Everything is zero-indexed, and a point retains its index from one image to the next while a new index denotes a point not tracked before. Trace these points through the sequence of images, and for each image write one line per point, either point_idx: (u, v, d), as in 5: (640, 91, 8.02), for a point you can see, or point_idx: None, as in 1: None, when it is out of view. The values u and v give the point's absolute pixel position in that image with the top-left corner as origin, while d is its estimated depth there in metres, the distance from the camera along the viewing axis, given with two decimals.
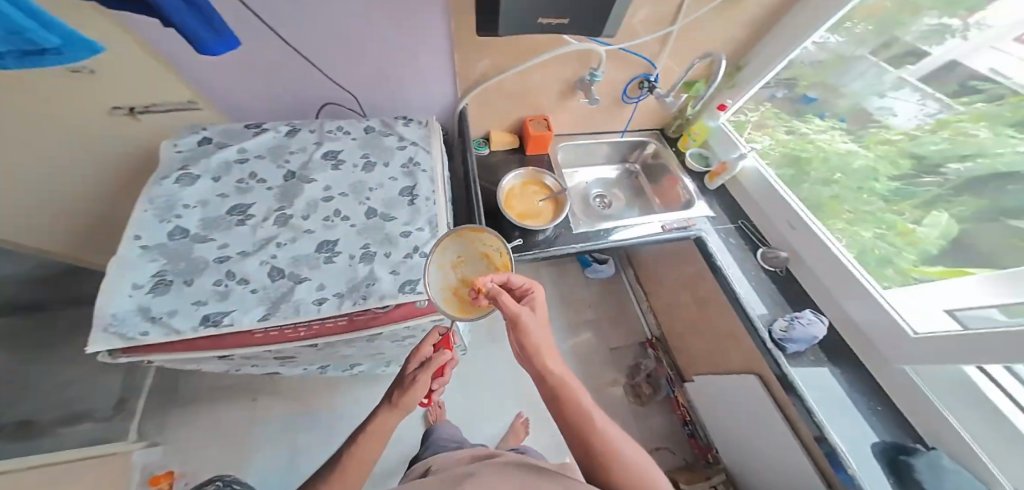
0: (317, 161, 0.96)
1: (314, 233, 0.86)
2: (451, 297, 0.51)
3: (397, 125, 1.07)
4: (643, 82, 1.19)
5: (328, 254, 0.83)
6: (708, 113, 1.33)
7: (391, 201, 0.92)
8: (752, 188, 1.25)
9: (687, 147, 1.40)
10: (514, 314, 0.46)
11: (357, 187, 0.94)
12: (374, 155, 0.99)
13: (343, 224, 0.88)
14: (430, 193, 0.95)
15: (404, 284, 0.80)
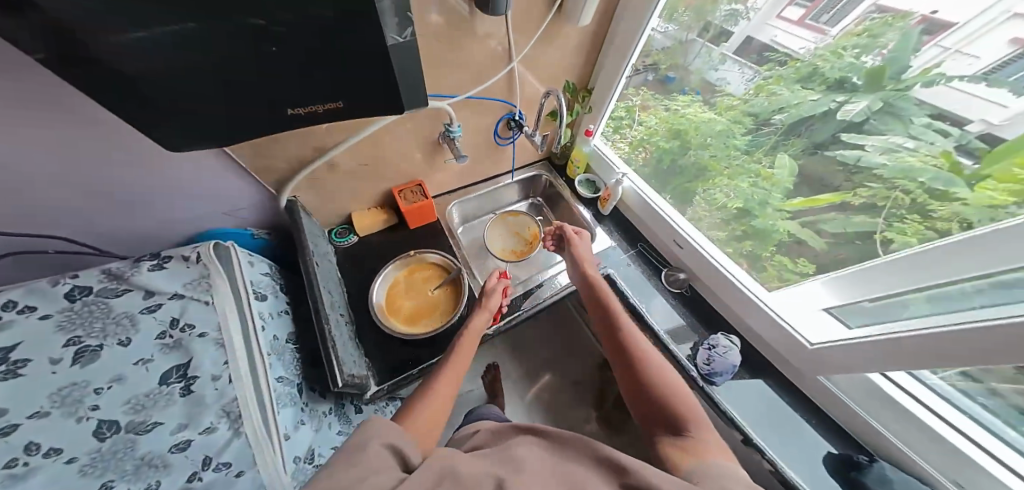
0: (137, 299, 0.57)
1: (193, 405, 0.54)
2: (512, 252, 1.21)
3: (230, 267, 0.68)
4: (511, 122, 1.06)
5: (183, 437, 0.52)
6: (579, 136, 1.27)
7: (221, 366, 0.58)
8: (640, 211, 1.22)
9: (575, 173, 1.33)
10: (577, 242, 1.06)
11: (173, 333, 0.57)
12: (163, 317, 0.57)
13: (170, 397, 0.53)
14: (225, 356, 0.59)
15: (287, 442, 0.64)
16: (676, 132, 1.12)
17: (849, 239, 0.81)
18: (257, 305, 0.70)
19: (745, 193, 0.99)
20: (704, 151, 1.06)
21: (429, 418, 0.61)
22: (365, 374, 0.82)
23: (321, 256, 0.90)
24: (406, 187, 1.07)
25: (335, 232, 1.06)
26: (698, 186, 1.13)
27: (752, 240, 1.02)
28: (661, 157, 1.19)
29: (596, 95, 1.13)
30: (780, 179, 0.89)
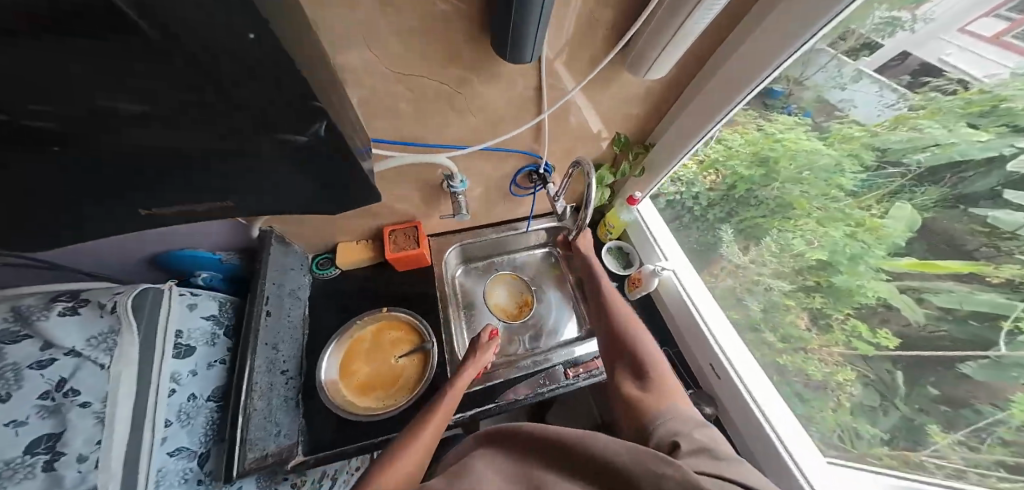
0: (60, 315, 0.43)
1: (165, 422, 0.44)
2: (510, 307, 0.90)
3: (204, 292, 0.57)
4: (533, 174, 0.78)
5: (177, 443, 0.44)
6: (618, 203, 0.92)
7: (196, 377, 0.50)
8: (672, 306, 0.86)
9: (605, 237, 0.99)
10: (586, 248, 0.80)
11: (127, 350, 0.44)
12: (134, 323, 0.46)
13: (165, 401, 0.45)
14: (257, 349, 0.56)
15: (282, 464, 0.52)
16: (762, 155, 0.69)
17: (954, 312, 0.48)
18: (180, 356, 0.49)
19: (825, 237, 0.61)
20: (774, 188, 0.69)
21: (412, 454, 0.50)
22: (292, 445, 0.56)
23: (275, 280, 0.63)
24: (399, 228, 0.78)
25: (317, 261, 0.77)
26: (772, 223, 0.70)
27: (825, 295, 0.63)
28: (731, 183, 0.77)
29: (657, 149, 0.75)
30: (862, 268, 0.56)
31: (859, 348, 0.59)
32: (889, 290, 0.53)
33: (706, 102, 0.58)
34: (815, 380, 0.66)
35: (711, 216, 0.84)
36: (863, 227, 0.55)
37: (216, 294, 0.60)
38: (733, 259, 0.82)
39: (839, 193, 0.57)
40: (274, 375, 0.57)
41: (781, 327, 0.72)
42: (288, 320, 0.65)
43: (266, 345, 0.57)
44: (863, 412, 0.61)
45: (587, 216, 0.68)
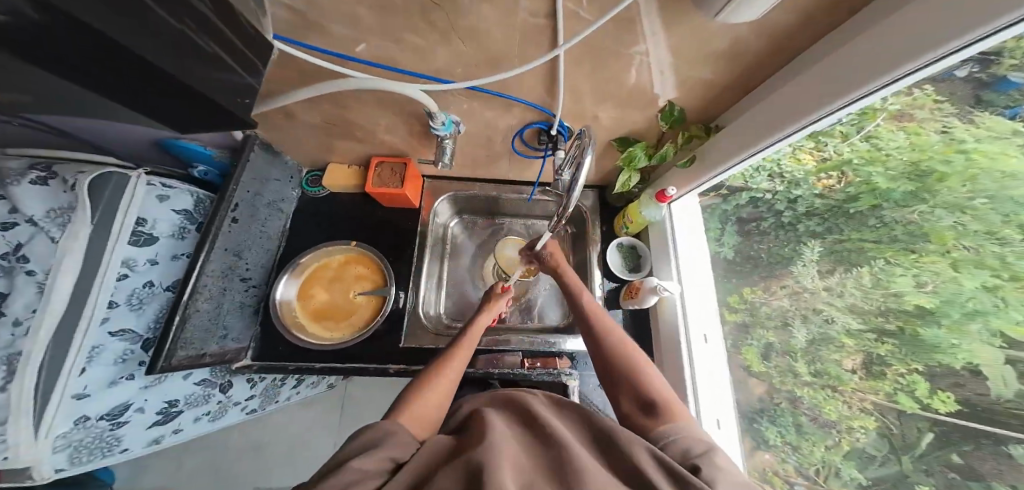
0: (44, 181, 0.52)
1: (113, 299, 0.54)
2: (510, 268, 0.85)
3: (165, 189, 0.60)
4: (541, 132, 0.65)
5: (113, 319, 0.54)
6: (646, 195, 0.73)
7: (160, 269, 0.59)
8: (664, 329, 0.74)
9: (620, 230, 0.84)
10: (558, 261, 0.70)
11: (96, 229, 0.53)
12: (104, 207, 0.54)
13: (114, 285, 0.53)
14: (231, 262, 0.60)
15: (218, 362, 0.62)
16: (922, 166, 0.42)
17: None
18: (139, 245, 0.56)
19: (946, 283, 0.40)
20: (918, 211, 0.43)
21: (428, 408, 0.51)
22: (237, 345, 0.65)
23: (251, 187, 0.61)
24: (387, 161, 0.72)
25: (308, 177, 0.79)
26: (885, 251, 0.47)
27: (897, 343, 0.44)
28: (854, 193, 0.49)
29: (723, 137, 0.54)
30: (973, 327, 0.38)
31: (899, 402, 0.43)
32: (991, 358, 0.36)
33: (822, 85, 0.38)
34: (826, 418, 0.52)
35: (801, 227, 0.58)
36: (1015, 281, 0.35)
37: (194, 189, 0.64)
38: (802, 282, 0.58)
39: (1014, 233, 0.35)
40: (230, 280, 0.61)
41: (819, 361, 0.54)
42: (261, 231, 0.67)
43: (223, 249, 0.57)
44: (857, 457, 0.48)
45: (569, 206, 0.53)
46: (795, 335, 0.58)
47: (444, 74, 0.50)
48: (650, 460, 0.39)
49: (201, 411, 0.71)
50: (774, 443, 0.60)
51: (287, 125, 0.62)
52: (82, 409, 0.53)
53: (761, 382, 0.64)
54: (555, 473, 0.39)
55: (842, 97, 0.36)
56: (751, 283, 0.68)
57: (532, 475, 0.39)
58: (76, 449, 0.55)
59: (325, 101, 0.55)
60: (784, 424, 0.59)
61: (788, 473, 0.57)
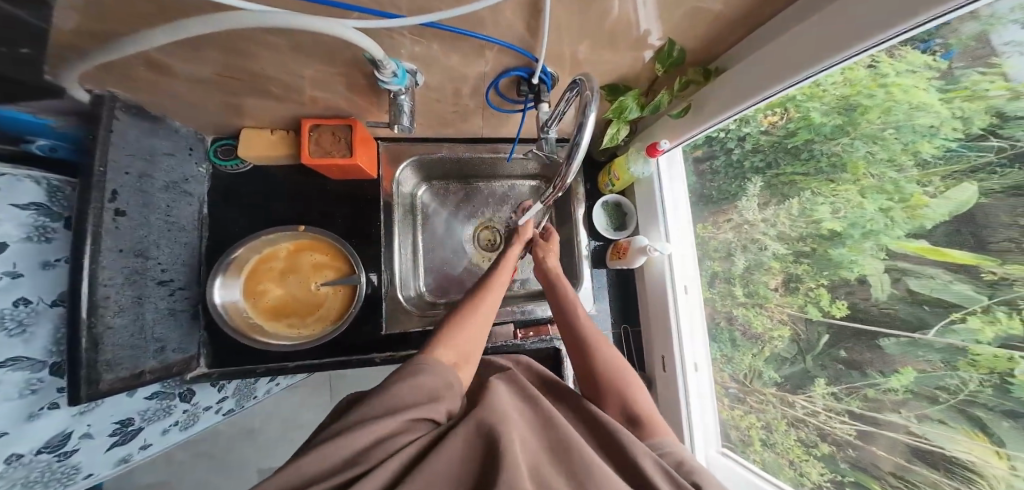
0: None
1: None
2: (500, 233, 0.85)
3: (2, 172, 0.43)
4: (520, 81, 0.55)
5: None
6: (634, 149, 0.69)
7: (26, 282, 0.44)
8: (648, 284, 0.77)
9: (604, 187, 0.80)
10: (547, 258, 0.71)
11: None
12: None
13: None
14: (148, 264, 0.49)
15: (165, 373, 0.53)
16: (850, 100, 0.46)
17: (916, 296, 0.43)
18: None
19: (855, 208, 0.48)
20: (841, 144, 0.49)
21: (470, 341, 0.48)
22: (179, 357, 0.56)
23: (130, 167, 0.45)
24: (325, 122, 0.59)
25: (216, 148, 0.63)
26: (811, 183, 0.54)
27: (811, 262, 0.54)
28: (793, 128, 0.54)
29: (723, 83, 0.49)
30: (867, 245, 0.47)
31: (808, 312, 0.55)
32: (874, 268, 0.46)
33: (841, 29, 0.33)
34: (754, 331, 0.64)
35: (747, 165, 0.63)
36: (903, 203, 0.43)
37: (40, 174, 0.47)
38: (744, 214, 0.65)
39: (910, 161, 0.42)
40: (144, 285, 0.49)
41: (752, 283, 0.64)
42: (168, 219, 0.54)
43: (118, 251, 0.44)
44: (775, 360, 0.61)
45: (569, 173, 0.50)
46: (735, 263, 0.67)
47: (391, 7, 0.36)
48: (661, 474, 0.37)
49: (168, 422, 0.65)
50: (715, 355, 0.72)
51: (176, 81, 0.45)
52: (8, 447, 0.43)
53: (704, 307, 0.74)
54: (560, 456, 0.37)
55: (859, 43, 0.32)
56: (702, 219, 0.74)
57: (539, 452, 0.37)
58: (25, 485, 0.46)
59: (217, 47, 0.39)
60: (721, 340, 0.70)
61: (723, 379, 0.70)
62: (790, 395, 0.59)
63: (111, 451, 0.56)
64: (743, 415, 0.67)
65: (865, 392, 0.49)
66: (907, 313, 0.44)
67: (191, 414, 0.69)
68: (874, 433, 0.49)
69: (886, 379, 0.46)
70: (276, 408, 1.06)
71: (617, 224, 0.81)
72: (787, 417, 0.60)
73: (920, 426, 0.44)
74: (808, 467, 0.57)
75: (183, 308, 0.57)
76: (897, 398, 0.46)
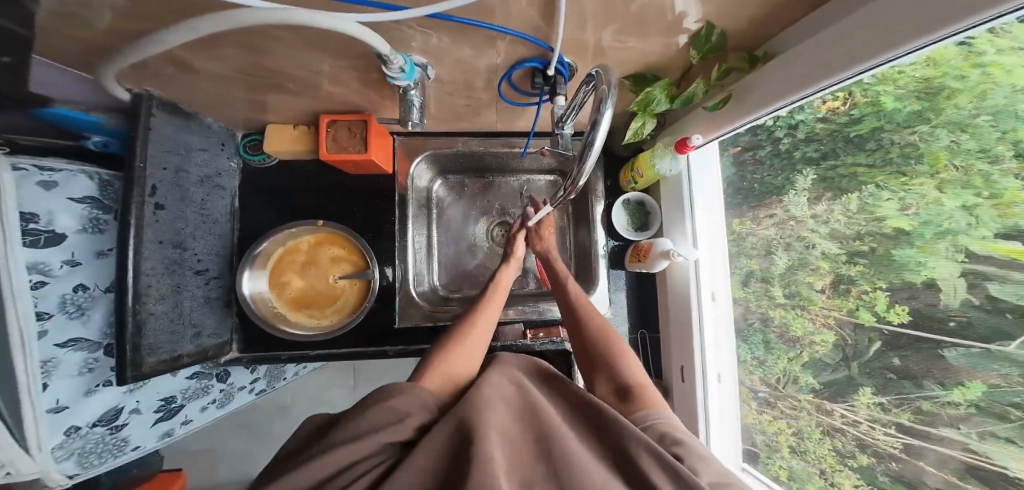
0: None
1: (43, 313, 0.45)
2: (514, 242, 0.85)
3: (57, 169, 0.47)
4: (536, 73, 0.51)
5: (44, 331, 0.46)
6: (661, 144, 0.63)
7: (84, 270, 0.50)
8: (671, 290, 0.72)
9: (626, 185, 0.75)
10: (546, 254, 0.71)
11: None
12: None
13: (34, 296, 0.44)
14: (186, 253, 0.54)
15: (203, 357, 0.58)
16: (932, 83, 0.36)
17: (997, 304, 0.35)
18: (43, 247, 0.45)
19: (928, 205, 0.39)
20: (918, 132, 0.40)
21: (456, 368, 0.50)
22: (215, 342, 0.61)
23: (168, 163, 0.48)
24: (342, 118, 0.59)
25: (245, 143, 0.67)
26: (876, 175, 0.45)
27: (867, 263, 0.46)
28: (858, 115, 0.45)
29: (770, 72, 0.43)
30: (941, 246, 0.39)
31: (859, 316, 0.48)
32: (947, 272, 0.38)
33: (903, 14, 0.27)
34: (792, 334, 0.57)
35: (797, 154, 0.55)
36: (992, 200, 0.34)
37: (92, 169, 0.51)
38: (790, 210, 0.58)
39: (1007, 150, 0.33)
40: (183, 275, 0.53)
41: (794, 284, 0.57)
42: (202, 213, 0.57)
43: (158, 241, 0.47)
44: (814, 365, 0.54)
45: (582, 174, 0.47)
46: (776, 262, 0.61)
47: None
48: (648, 451, 0.35)
49: (205, 400, 0.71)
50: (746, 358, 0.66)
51: (204, 79, 0.46)
52: (68, 420, 0.50)
53: (738, 306, 0.68)
54: (540, 443, 0.37)
55: (916, 39, 0.26)
56: (739, 213, 0.68)
57: (519, 445, 0.37)
58: (82, 454, 0.53)
59: (235, 47, 0.40)
60: (753, 342, 0.65)
61: (753, 383, 0.65)
62: (828, 402, 0.53)
63: (157, 425, 0.63)
64: (772, 420, 0.62)
65: (919, 404, 0.43)
66: (985, 323, 0.36)
67: (226, 396, 0.76)
68: (923, 448, 0.43)
69: (946, 393, 0.40)
70: (304, 387, 1.14)
71: (641, 222, 0.76)
72: (822, 426, 0.54)
73: (981, 443, 0.37)
74: (841, 477, 0.51)
75: (218, 298, 0.62)
76: (958, 413, 0.39)
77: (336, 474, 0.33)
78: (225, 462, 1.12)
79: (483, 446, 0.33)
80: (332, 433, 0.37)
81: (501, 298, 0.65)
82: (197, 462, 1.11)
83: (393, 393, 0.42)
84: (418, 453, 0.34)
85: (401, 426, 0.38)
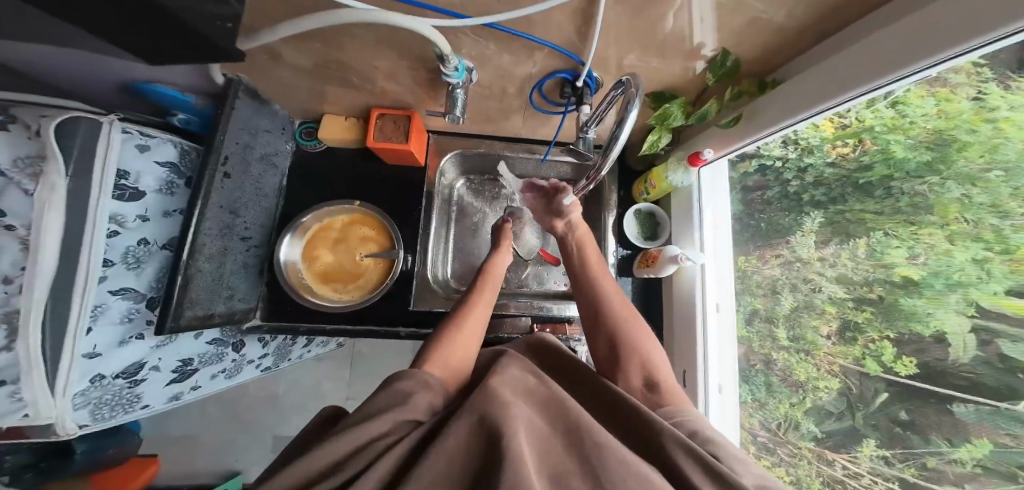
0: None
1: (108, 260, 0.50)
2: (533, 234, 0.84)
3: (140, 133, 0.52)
4: (565, 84, 0.58)
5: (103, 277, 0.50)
6: (674, 158, 0.69)
7: (153, 226, 0.55)
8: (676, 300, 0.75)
9: (639, 195, 0.80)
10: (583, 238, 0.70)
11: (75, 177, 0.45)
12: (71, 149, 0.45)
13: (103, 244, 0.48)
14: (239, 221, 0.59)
15: (228, 321, 0.61)
16: (943, 134, 0.42)
17: (1009, 362, 0.38)
18: (127, 201, 0.51)
19: (938, 255, 0.43)
20: (929, 183, 0.44)
21: (460, 352, 0.54)
22: (242, 307, 0.65)
23: (240, 139, 0.54)
24: (390, 112, 0.65)
25: (302, 129, 0.73)
26: (886, 223, 0.49)
27: (874, 312, 0.50)
28: (868, 162, 0.50)
29: (777, 95, 0.48)
30: (951, 299, 0.42)
31: (866, 365, 0.50)
32: (958, 327, 0.41)
33: (916, 39, 0.31)
34: (795, 379, 0.60)
35: (806, 197, 0.59)
36: (1006, 255, 0.37)
37: (177, 139, 0.58)
38: (797, 251, 0.61)
39: (1018, 206, 0.37)
40: (230, 239, 0.57)
41: (798, 327, 0.60)
42: (257, 188, 0.63)
43: (219, 206, 0.52)
44: (817, 412, 0.57)
45: (604, 166, 0.51)
46: (780, 303, 0.63)
47: (459, 6, 0.40)
48: (679, 448, 0.37)
49: (217, 368, 0.74)
50: (746, 399, 0.68)
51: (281, 65, 0.53)
52: (95, 368, 0.53)
53: (741, 347, 0.70)
54: (570, 437, 0.39)
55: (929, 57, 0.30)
56: (743, 251, 0.71)
57: (549, 437, 0.39)
58: (96, 405, 0.56)
59: (315, 40, 0.46)
60: (755, 383, 0.66)
61: (751, 426, 0.67)
62: (830, 452, 0.56)
63: (170, 385, 0.66)
64: (769, 467, 0.63)
65: (924, 460, 0.46)
66: (993, 379, 0.39)
67: (235, 368, 0.79)
68: None
69: (953, 449, 0.43)
70: (304, 372, 1.16)
71: (651, 233, 0.80)
72: (822, 476, 0.57)
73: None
74: None
75: (253, 265, 0.66)
76: (964, 471, 0.42)
77: (353, 451, 0.35)
78: (210, 446, 1.12)
79: (513, 437, 0.35)
80: (355, 411, 0.40)
81: (494, 285, 0.69)
82: (183, 445, 1.12)
83: (398, 379, 0.46)
84: (448, 438, 0.36)
85: (409, 407, 0.41)
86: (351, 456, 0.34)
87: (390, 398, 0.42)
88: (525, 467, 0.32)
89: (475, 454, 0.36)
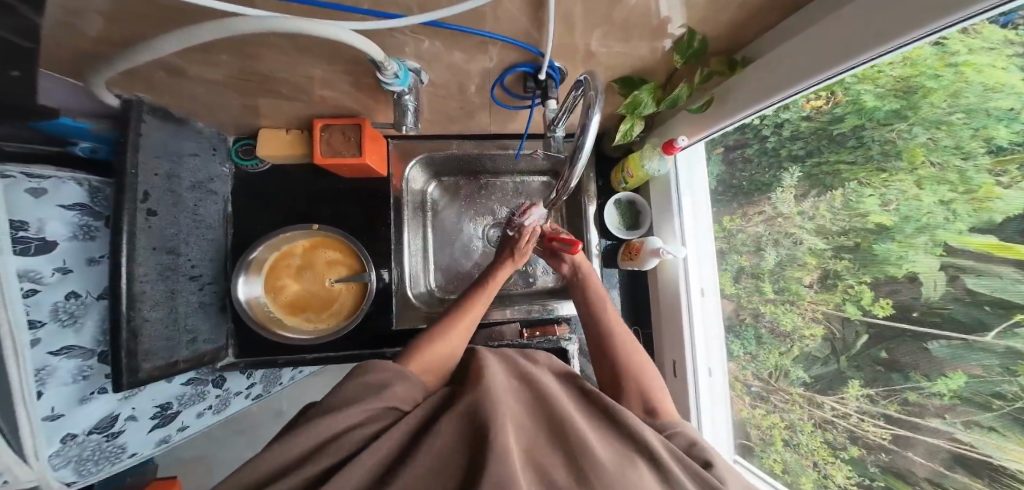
0: None
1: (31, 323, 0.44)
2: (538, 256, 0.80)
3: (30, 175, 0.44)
4: (527, 77, 0.53)
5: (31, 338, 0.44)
6: (649, 146, 0.66)
7: (77, 276, 0.50)
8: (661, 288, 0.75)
9: (618, 185, 0.78)
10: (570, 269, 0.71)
11: None
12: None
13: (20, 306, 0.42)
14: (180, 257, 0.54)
15: (196, 362, 0.58)
16: (909, 82, 0.38)
17: (976, 296, 0.37)
18: (35, 255, 0.44)
19: (908, 200, 0.42)
20: (896, 130, 0.42)
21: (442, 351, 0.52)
22: (209, 348, 0.61)
23: (159, 169, 0.48)
24: (335, 123, 0.60)
25: (237, 148, 0.67)
26: (859, 172, 0.47)
27: (852, 258, 0.49)
28: (841, 113, 0.46)
29: (748, 75, 0.45)
30: (921, 240, 0.41)
31: (845, 310, 0.50)
32: (928, 265, 0.41)
33: (885, 16, 0.28)
34: (782, 329, 0.59)
35: (784, 152, 0.56)
36: (968, 195, 0.37)
37: (81, 176, 0.51)
38: (778, 207, 0.60)
39: (980, 147, 0.36)
40: (177, 280, 0.53)
41: (782, 279, 0.59)
42: (196, 216, 0.58)
43: (151, 248, 0.47)
44: (804, 359, 0.56)
45: (572, 176, 0.49)
46: (765, 258, 0.62)
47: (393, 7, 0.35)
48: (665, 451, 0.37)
49: (201, 407, 0.71)
50: (738, 354, 0.68)
51: (198, 81, 0.46)
52: (64, 428, 0.48)
53: (730, 302, 0.69)
54: (556, 434, 0.38)
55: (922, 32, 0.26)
56: (730, 210, 0.69)
57: (535, 432, 0.38)
58: (79, 462, 0.52)
59: (221, 51, 0.40)
60: (746, 337, 0.66)
61: (745, 377, 0.67)
62: (819, 395, 0.55)
63: (154, 433, 0.63)
64: (765, 415, 0.63)
65: (905, 395, 0.45)
66: (964, 315, 0.39)
67: (222, 402, 0.76)
68: (912, 439, 0.45)
69: (931, 384, 0.42)
70: (298, 392, 1.13)
71: (633, 220, 0.79)
72: (813, 418, 0.56)
73: (968, 433, 0.40)
74: (833, 469, 0.53)
75: (211, 302, 0.61)
76: (943, 404, 0.42)
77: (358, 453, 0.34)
78: (220, 471, 1.09)
79: (501, 434, 0.33)
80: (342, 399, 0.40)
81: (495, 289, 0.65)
82: (192, 471, 1.08)
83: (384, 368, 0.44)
84: (435, 436, 0.35)
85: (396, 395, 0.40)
86: (323, 447, 0.34)
87: (368, 393, 0.40)
88: (513, 463, 0.31)
89: (463, 451, 0.35)
